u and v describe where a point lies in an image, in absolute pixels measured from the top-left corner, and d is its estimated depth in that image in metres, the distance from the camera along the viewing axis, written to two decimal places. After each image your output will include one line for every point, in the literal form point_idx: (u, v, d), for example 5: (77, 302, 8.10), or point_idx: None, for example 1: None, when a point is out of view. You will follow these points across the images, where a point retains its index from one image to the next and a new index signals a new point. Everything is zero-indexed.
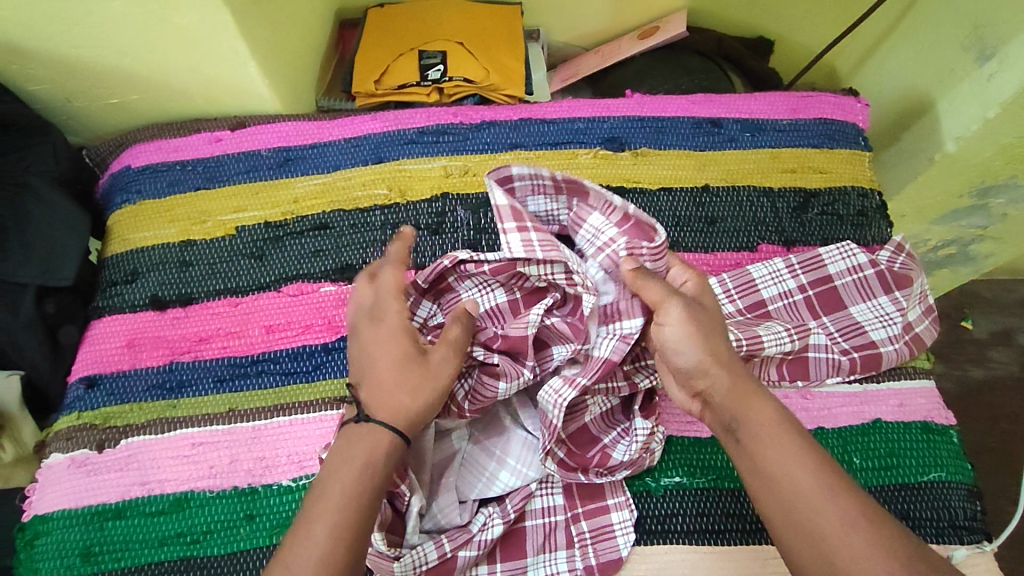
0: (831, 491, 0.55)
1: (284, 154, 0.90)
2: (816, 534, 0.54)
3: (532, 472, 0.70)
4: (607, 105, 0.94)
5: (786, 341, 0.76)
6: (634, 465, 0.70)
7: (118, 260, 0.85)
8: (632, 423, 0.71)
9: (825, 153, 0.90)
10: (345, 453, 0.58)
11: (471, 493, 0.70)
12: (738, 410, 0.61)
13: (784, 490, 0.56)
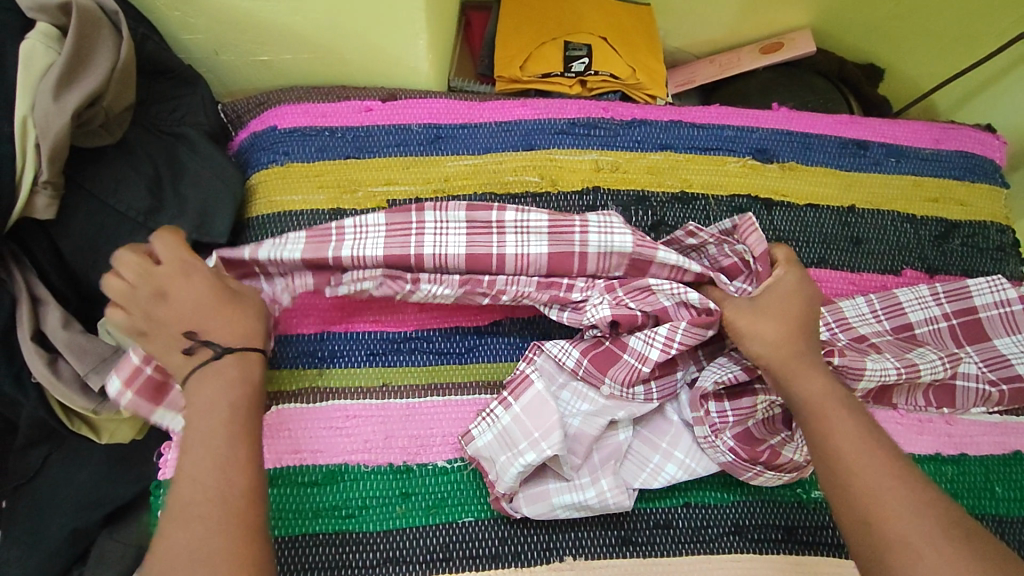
0: (877, 454, 0.58)
1: (435, 131, 0.89)
2: (861, 500, 0.56)
3: (700, 470, 0.71)
4: (755, 116, 0.94)
5: (940, 368, 0.75)
6: (796, 470, 0.71)
7: (264, 221, 0.83)
8: (795, 432, 0.72)
9: (966, 186, 0.92)
10: (210, 402, 0.59)
11: (635, 482, 0.70)
12: (792, 371, 0.65)
13: (830, 452, 0.59)
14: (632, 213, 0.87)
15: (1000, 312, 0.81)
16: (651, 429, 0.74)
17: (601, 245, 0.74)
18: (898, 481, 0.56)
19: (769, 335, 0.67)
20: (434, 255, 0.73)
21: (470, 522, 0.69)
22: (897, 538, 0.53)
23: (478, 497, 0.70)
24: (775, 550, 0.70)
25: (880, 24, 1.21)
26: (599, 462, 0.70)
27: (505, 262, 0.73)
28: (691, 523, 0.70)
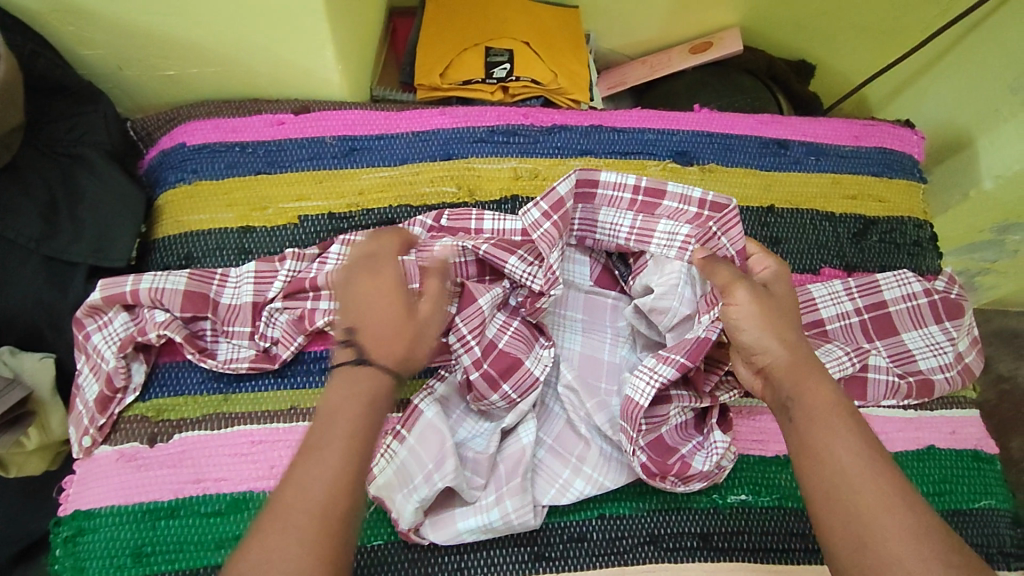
0: (885, 473, 0.55)
1: (350, 143, 0.87)
2: (852, 513, 0.53)
3: (609, 482, 0.70)
4: (676, 118, 0.94)
5: (847, 365, 0.76)
6: (708, 479, 0.70)
7: (170, 243, 0.81)
8: (708, 436, 0.72)
9: (883, 182, 0.92)
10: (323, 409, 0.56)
11: (544, 498, 0.69)
12: (795, 381, 0.61)
13: (829, 471, 0.56)
14: None
15: (907, 306, 0.82)
16: (557, 439, 0.72)
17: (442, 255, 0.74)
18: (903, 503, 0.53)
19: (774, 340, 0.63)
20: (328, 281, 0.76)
21: (378, 546, 0.67)
22: (889, 560, 0.51)
23: (386, 519, 0.68)
24: (690, 558, 0.70)
25: (809, 21, 1.21)
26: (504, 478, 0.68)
27: None
28: (606, 535, 0.70)
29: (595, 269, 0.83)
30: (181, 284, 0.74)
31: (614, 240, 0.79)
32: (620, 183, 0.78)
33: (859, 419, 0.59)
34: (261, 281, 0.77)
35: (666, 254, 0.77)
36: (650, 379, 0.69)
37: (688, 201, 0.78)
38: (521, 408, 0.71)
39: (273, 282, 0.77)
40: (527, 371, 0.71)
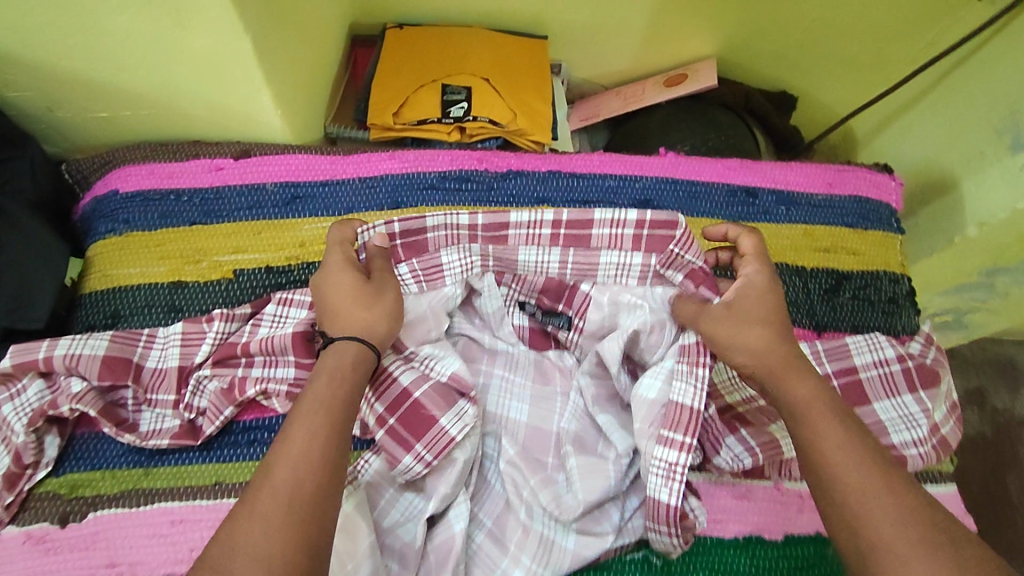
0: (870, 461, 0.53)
1: (292, 191, 0.83)
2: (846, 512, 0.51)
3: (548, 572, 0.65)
4: (640, 163, 0.89)
5: None
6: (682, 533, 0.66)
7: (96, 299, 0.76)
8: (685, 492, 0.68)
9: (857, 234, 0.88)
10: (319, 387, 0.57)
11: None
12: (778, 379, 0.61)
13: (818, 465, 0.54)
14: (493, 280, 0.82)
15: (879, 372, 0.77)
16: (498, 521, 0.68)
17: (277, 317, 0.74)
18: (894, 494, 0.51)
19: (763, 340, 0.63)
20: (260, 347, 0.71)
21: None
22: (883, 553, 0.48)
23: None
24: None
25: (791, 52, 1.15)
26: (433, 568, 0.64)
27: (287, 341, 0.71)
28: None
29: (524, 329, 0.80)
30: (102, 347, 0.70)
31: (543, 276, 0.78)
32: (536, 221, 0.76)
33: (846, 413, 0.57)
34: (190, 343, 0.72)
35: (623, 285, 0.77)
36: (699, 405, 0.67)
37: (621, 225, 0.75)
38: (451, 493, 0.67)
39: (201, 345, 0.72)
40: (441, 428, 0.67)
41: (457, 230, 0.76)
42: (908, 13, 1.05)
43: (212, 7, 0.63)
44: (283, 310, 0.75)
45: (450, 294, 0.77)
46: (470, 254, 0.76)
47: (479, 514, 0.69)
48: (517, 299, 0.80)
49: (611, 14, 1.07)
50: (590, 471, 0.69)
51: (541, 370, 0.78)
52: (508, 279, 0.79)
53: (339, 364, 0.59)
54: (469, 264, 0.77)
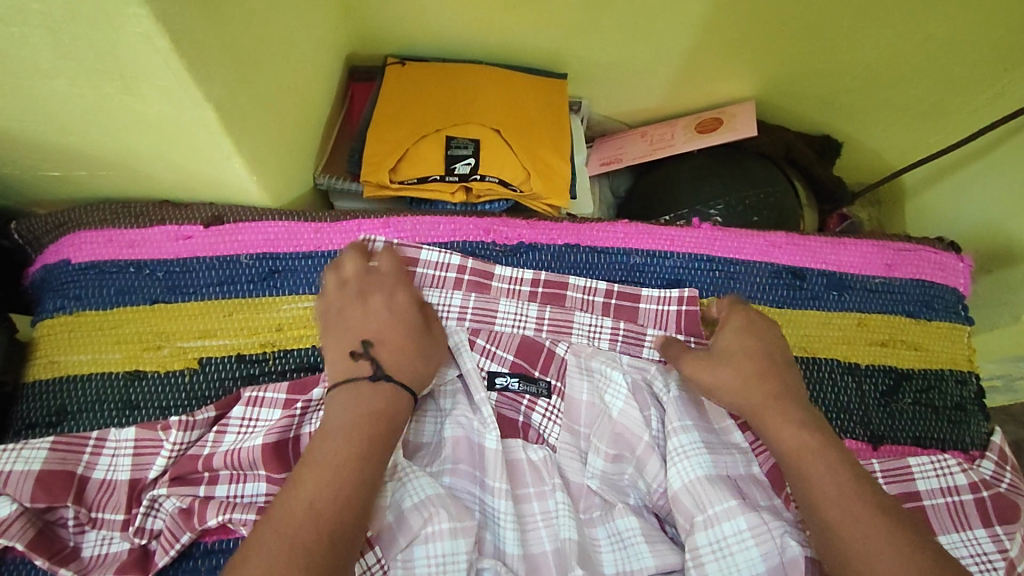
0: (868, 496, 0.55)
1: (270, 264, 0.72)
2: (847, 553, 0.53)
3: None
4: (670, 236, 0.78)
5: None
6: None
7: (40, 392, 0.66)
8: None
9: (920, 326, 0.76)
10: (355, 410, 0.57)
11: None
12: (763, 423, 0.62)
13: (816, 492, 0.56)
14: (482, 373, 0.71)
15: (946, 502, 0.66)
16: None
17: (242, 429, 0.64)
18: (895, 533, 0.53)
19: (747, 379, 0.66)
20: (225, 460, 0.61)
21: None
22: None
23: None
24: None
25: (839, 95, 1.03)
26: None
27: (237, 457, 0.61)
28: None
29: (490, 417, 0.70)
30: (39, 459, 0.60)
31: (519, 334, 0.72)
32: (517, 277, 0.74)
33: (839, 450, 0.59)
34: (143, 452, 0.62)
35: (594, 349, 0.72)
36: None
37: (593, 293, 0.74)
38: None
39: (156, 455, 0.62)
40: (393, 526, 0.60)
41: (446, 273, 0.73)
42: (972, 61, 0.93)
43: (166, 72, 0.53)
44: (251, 417, 0.65)
45: None
46: (450, 303, 0.72)
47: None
48: (486, 374, 0.71)
49: (638, 53, 0.95)
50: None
51: (529, 472, 0.66)
52: (483, 342, 0.72)
53: (371, 410, 0.58)
54: (447, 310, 0.72)
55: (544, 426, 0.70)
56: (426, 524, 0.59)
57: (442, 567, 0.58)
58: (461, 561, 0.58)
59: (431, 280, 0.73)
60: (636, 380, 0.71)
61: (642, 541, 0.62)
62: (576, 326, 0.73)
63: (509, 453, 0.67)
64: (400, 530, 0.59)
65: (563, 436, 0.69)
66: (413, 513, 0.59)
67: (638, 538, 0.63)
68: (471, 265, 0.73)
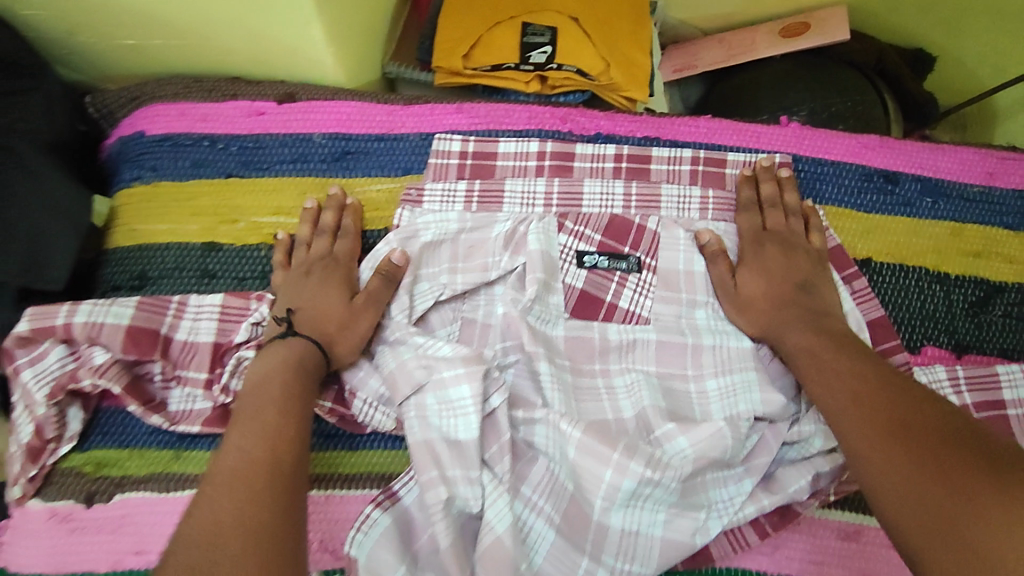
0: (834, 373, 0.56)
1: (343, 144, 0.71)
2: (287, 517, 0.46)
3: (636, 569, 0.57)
4: (756, 133, 0.74)
5: None
6: None
7: (122, 258, 0.67)
8: None
9: (1019, 238, 0.72)
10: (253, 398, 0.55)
11: None
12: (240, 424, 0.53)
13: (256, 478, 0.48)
14: (555, 248, 0.68)
15: None
16: (554, 501, 0.60)
17: None
18: (848, 399, 0.54)
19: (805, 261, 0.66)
20: None
21: None
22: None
23: None
24: None
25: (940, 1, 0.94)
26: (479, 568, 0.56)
27: None
28: None
29: (572, 296, 0.68)
30: (126, 316, 0.61)
31: (609, 212, 0.70)
32: (599, 154, 0.72)
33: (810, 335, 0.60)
34: (226, 319, 0.64)
35: (686, 218, 0.71)
36: (936, 389, 0.65)
37: (678, 163, 0.72)
38: (476, 477, 0.58)
39: (240, 322, 0.63)
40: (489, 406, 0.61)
41: (525, 162, 0.71)
42: None
43: None
44: None
45: (501, 219, 0.68)
46: (535, 187, 0.70)
47: (522, 489, 0.60)
48: (573, 253, 0.69)
49: None
50: (710, 440, 0.59)
51: (598, 348, 0.66)
52: (571, 225, 0.69)
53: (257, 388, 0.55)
54: (532, 196, 0.70)
55: (635, 300, 0.68)
56: (433, 373, 0.60)
57: (445, 414, 0.59)
58: (467, 404, 0.59)
59: (512, 169, 0.71)
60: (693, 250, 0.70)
61: (755, 387, 0.63)
62: (665, 199, 0.71)
63: (582, 333, 0.67)
64: (403, 380, 0.60)
65: (658, 307, 0.68)
66: (413, 363, 0.61)
67: (752, 386, 0.63)
68: (550, 149, 0.72)
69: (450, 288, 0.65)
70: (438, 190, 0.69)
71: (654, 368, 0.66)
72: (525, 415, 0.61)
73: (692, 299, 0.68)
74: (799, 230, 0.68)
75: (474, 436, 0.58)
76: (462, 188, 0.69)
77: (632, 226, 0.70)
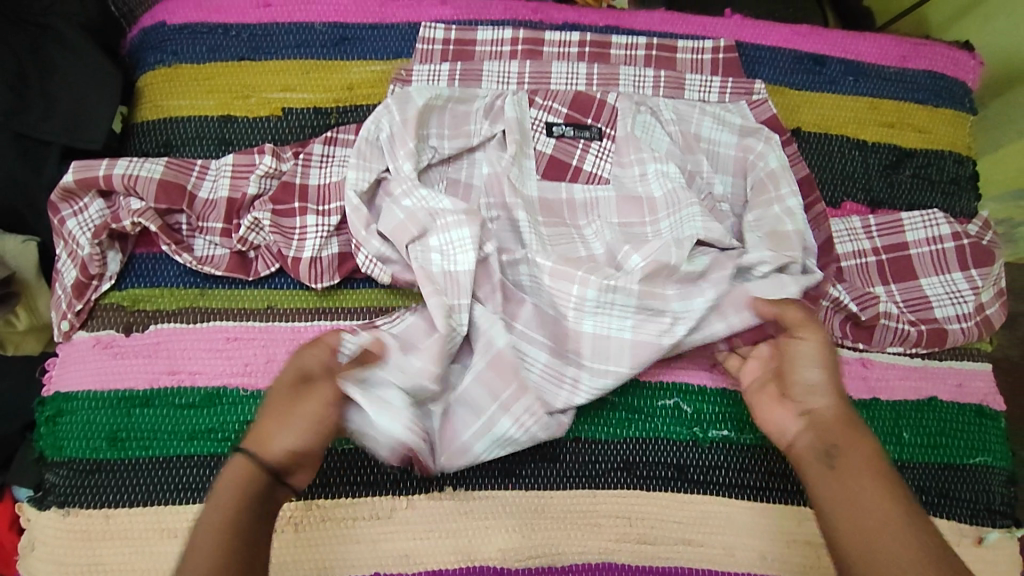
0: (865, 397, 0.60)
1: (340, 31, 0.81)
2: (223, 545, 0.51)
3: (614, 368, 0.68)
4: (703, 24, 0.85)
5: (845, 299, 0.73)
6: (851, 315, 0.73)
7: (149, 128, 0.77)
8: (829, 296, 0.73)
9: (927, 111, 0.83)
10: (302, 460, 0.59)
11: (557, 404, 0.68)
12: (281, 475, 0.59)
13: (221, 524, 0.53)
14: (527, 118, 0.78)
15: (930, 249, 0.76)
16: (543, 331, 0.70)
17: (321, 164, 0.74)
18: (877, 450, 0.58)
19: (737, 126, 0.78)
20: (318, 187, 0.73)
21: (351, 449, 0.68)
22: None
23: None
24: (663, 487, 0.70)
25: None
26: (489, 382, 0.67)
27: (308, 193, 0.72)
28: (580, 457, 0.70)
29: (542, 158, 0.77)
30: (158, 172, 0.71)
31: (573, 89, 0.80)
32: (566, 40, 0.82)
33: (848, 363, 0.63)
34: (238, 174, 0.73)
35: (641, 95, 0.80)
36: (852, 236, 0.77)
37: (634, 48, 0.83)
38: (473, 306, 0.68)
39: (251, 175, 0.73)
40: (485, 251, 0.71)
41: (500, 47, 0.81)
42: None
43: None
44: (327, 152, 0.74)
45: (482, 96, 0.78)
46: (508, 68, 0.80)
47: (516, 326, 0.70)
48: (543, 125, 0.78)
49: None
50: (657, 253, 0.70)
51: (565, 208, 0.76)
52: (541, 100, 0.79)
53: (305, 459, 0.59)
54: (507, 75, 0.80)
55: (597, 164, 0.77)
56: (435, 219, 0.69)
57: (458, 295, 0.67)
58: (467, 243, 0.69)
59: (489, 54, 0.81)
60: (647, 119, 0.79)
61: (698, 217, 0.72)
62: (622, 78, 0.81)
63: (550, 194, 0.76)
64: (412, 224, 0.69)
65: (616, 170, 0.77)
66: (418, 210, 0.70)
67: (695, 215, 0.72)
68: (523, 35, 0.81)
69: (438, 151, 0.75)
70: (424, 71, 0.78)
71: (614, 220, 0.75)
72: (510, 257, 0.72)
73: (641, 159, 0.77)
74: (730, 104, 0.80)
75: (471, 267, 0.68)
76: (445, 69, 0.79)
77: (597, 103, 0.79)
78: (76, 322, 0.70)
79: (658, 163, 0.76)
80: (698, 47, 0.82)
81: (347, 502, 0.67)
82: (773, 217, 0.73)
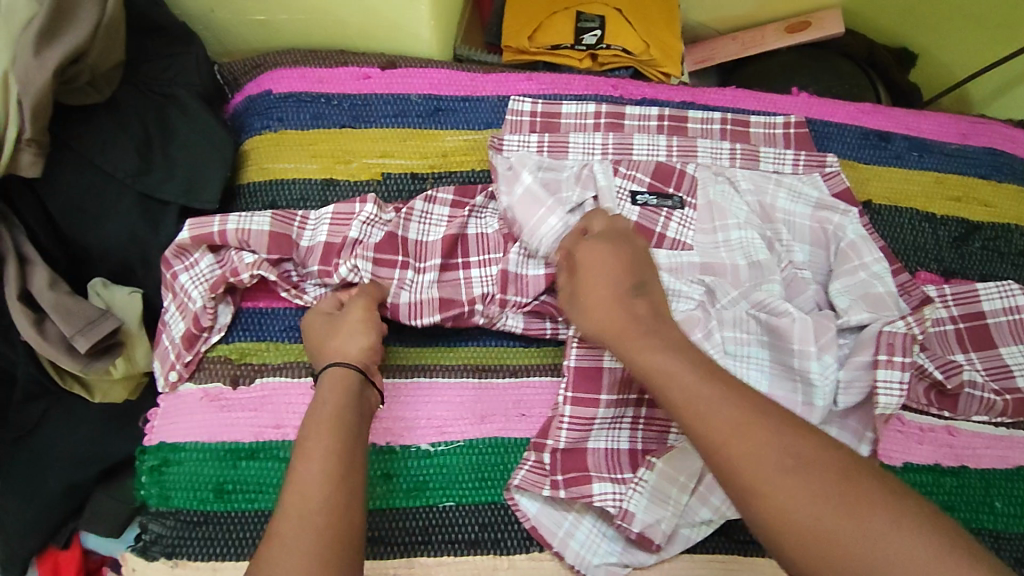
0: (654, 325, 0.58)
1: (435, 102, 0.86)
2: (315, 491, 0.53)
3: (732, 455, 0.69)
4: (773, 101, 0.91)
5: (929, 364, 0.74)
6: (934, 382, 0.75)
7: (256, 190, 0.81)
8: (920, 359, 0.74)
9: (992, 186, 0.87)
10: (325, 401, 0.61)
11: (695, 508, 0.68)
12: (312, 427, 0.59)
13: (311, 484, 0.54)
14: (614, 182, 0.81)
15: (1008, 319, 0.78)
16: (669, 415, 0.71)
17: (420, 222, 0.78)
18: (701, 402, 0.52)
19: (811, 194, 0.82)
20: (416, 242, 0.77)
21: (450, 506, 0.69)
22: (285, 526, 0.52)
23: (462, 483, 0.70)
24: (760, 553, 0.70)
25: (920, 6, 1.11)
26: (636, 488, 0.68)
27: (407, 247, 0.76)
28: None
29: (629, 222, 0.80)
30: (265, 224, 0.75)
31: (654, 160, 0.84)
32: (644, 115, 0.87)
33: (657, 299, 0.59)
34: (338, 222, 0.76)
35: (717, 165, 0.85)
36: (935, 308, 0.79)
37: (709, 124, 0.88)
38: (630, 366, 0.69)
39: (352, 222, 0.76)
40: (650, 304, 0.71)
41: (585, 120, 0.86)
42: None
43: None
44: (425, 209, 0.78)
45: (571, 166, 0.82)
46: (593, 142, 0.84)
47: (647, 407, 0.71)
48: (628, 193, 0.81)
49: None
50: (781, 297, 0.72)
51: None
52: (624, 169, 0.83)
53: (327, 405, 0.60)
54: (592, 147, 0.84)
55: (680, 231, 0.80)
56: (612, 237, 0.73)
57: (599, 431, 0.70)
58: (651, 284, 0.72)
59: (574, 126, 0.86)
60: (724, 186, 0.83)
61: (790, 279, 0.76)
62: (700, 151, 0.85)
63: None
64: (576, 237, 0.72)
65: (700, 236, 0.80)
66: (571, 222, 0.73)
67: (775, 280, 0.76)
68: (605, 110, 0.86)
69: None
70: (515, 141, 0.83)
71: None
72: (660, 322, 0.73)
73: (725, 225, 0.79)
74: (803, 175, 0.84)
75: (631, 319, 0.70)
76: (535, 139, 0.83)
77: (678, 173, 0.83)
78: (182, 376, 0.73)
79: (743, 232, 0.79)
80: (769, 122, 0.87)
81: (450, 560, 0.68)
82: (861, 282, 0.76)
